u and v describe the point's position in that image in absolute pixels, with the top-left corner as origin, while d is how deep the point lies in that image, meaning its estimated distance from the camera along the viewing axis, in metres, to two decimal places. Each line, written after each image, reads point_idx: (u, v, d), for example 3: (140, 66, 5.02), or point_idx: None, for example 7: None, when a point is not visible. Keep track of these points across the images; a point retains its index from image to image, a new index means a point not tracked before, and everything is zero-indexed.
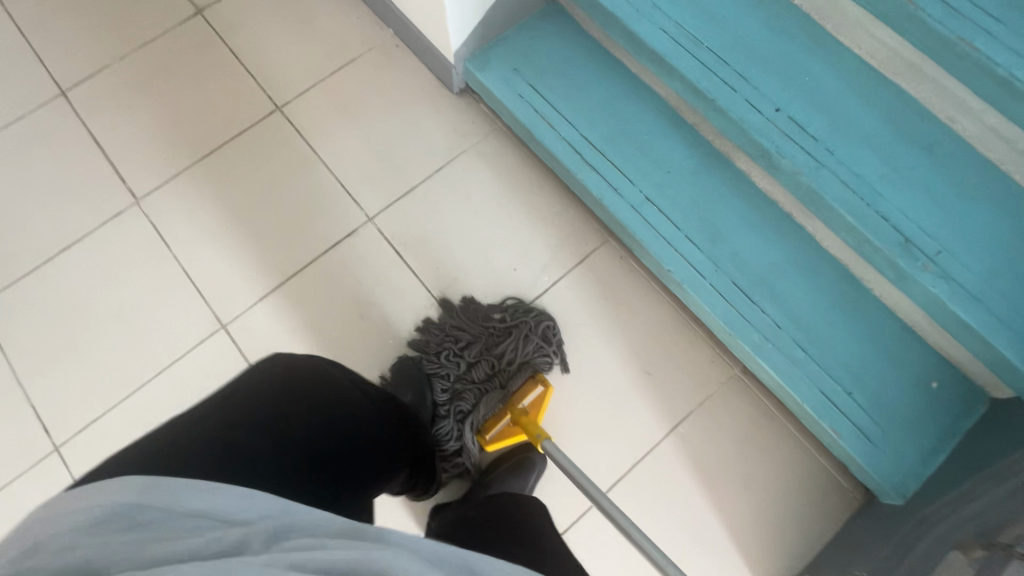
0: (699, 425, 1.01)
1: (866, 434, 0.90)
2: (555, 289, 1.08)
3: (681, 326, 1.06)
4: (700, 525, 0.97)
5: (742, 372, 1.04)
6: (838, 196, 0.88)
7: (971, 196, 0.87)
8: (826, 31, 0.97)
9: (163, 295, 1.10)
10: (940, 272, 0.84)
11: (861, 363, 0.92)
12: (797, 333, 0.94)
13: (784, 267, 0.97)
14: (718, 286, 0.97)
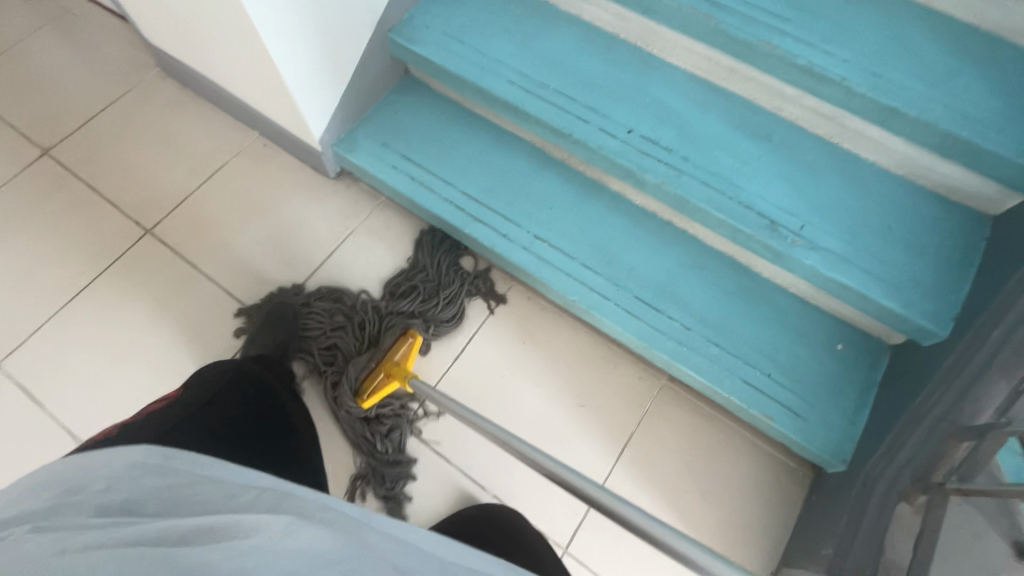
0: (645, 445, 1.00)
1: (795, 411, 0.92)
2: (473, 345, 1.07)
3: (603, 350, 1.07)
4: None
5: (669, 381, 1.05)
6: (702, 196, 0.94)
7: (814, 171, 0.95)
8: (653, 54, 1.07)
9: (43, 459, 0.97)
10: (807, 243, 0.90)
11: (770, 343, 0.95)
12: (706, 330, 0.96)
13: (678, 273, 1.01)
14: (622, 303, 0.99)
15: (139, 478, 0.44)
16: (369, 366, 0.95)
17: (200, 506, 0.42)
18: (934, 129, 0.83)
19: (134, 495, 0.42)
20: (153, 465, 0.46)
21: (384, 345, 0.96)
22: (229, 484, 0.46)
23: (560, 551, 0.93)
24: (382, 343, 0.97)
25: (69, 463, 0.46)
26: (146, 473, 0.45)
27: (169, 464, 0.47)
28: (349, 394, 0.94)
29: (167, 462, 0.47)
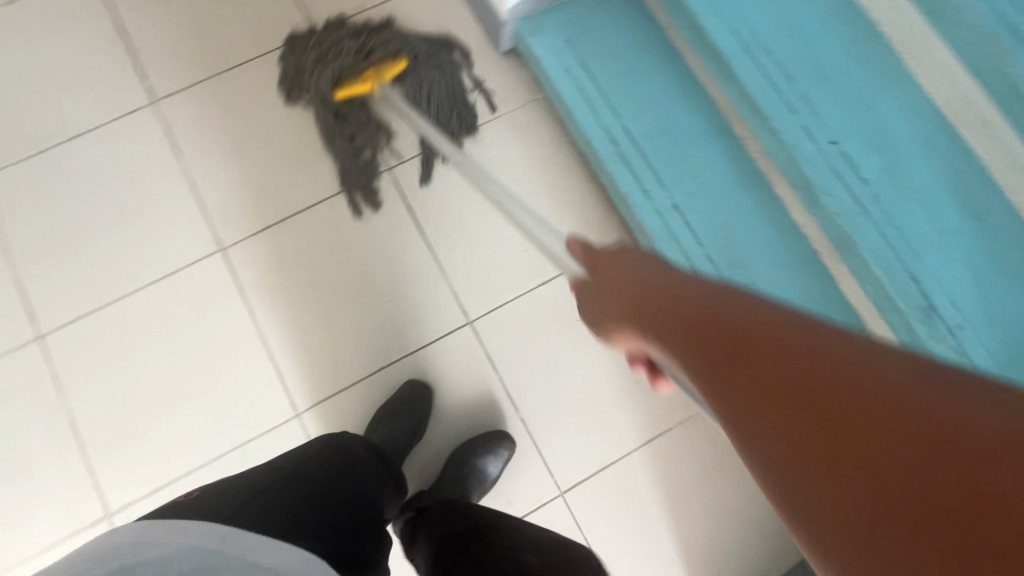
0: (676, 444, 1.01)
1: None
2: (563, 278, 1.05)
3: None
4: (655, 540, 0.98)
5: None
6: (870, 247, 0.84)
7: (1013, 276, 0.82)
8: (905, 64, 0.90)
9: (167, 208, 1.05)
10: (956, 346, 0.80)
11: None
12: None
13: (801, 308, 0.93)
14: None
15: (207, 557, 0.50)
16: (354, 71, 1.01)
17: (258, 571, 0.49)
18: None
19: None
20: (209, 549, 0.50)
21: (375, 59, 1.02)
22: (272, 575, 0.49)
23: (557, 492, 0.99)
24: (372, 56, 1.02)
25: (128, 537, 0.51)
26: (201, 556, 0.50)
27: (233, 549, 0.51)
28: (329, 76, 1.01)
29: (229, 546, 0.51)
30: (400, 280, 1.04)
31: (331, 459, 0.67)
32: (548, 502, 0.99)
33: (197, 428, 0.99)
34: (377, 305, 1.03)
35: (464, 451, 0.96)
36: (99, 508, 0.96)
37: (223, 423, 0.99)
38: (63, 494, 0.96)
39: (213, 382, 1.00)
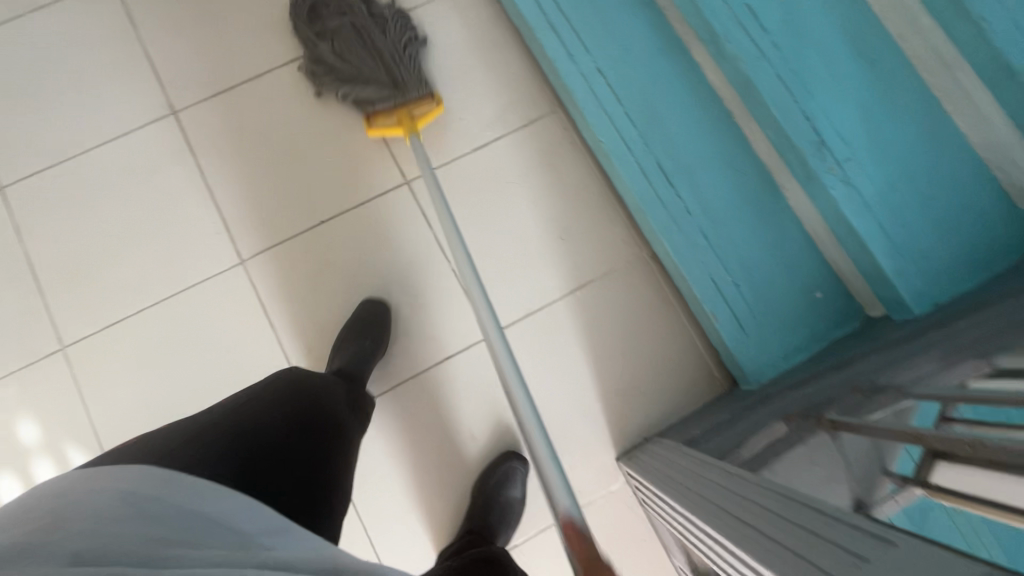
0: (603, 294, 1.07)
1: (741, 322, 0.99)
2: (496, 145, 1.12)
3: (607, 202, 1.10)
4: (584, 393, 1.04)
5: (649, 257, 1.08)
6: (770, 89, 0.90)
7: (896, 112, 0.89)
8: None
9: (120, 74, 1.12)
10: (843, 175, 0.89)
11: (755, 258, 1.00)
12: (703, 221, 1.01)
13: (708, 162, 1.02)
14: (643, 164, 1.03)
15: (122, 509, 0.46)
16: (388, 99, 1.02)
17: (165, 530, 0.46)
18: None
19: (86, 546, 0.41)
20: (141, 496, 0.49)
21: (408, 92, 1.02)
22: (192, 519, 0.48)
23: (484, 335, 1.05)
24: (408, 90, 1.02)
25: (66, 483, 0.50)
26: (132, 503, 0.47)
27: (153, 498, 0.49)
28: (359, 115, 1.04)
29: (159, 492, 0.50)
30: (340, 146, 1.10)
31: (281, 409, 0.68)
32: (474, 345, 1.05)
33: (148, 270, 1.05)
34: (322, 161, 1.10)
35: (400, 300, 1.06)
36: (54, 341, 1.02)
37: (173, 267, 1.05)
38: (20, 324, 1.03)
39: (164, 221, 1.06)
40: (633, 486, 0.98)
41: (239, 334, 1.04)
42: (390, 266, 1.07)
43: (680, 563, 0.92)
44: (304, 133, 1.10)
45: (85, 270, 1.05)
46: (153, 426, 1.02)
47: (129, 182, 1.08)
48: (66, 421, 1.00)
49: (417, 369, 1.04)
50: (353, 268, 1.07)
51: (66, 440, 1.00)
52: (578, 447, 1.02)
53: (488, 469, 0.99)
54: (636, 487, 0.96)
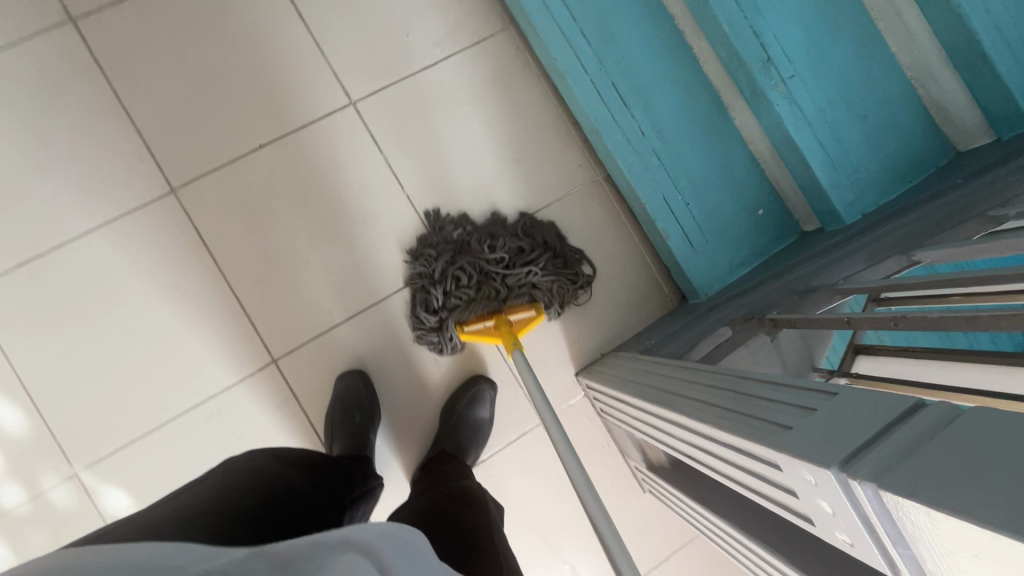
0: (561, 220, 1.08)
1: (690, 239, 1.03)
2: (446, 65, 1.06)
3: (562, 126, 1.09)
4: (543, 314, 1.07)
5: (604, 180, 1.10)
6: (721, 3, 0.91)
7: (836, 29, 0.92)
8: None
9: None
10: (787, 92, 0.92)
11: (704, 178, 1.04)
12: (656, 141, 1.03)
13: (661, 82, 1.02)
14: (597, 83, 1.01)
15: None
16: (483, 314, 0.96)
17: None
18: (963, 28, 0.81)
19: None
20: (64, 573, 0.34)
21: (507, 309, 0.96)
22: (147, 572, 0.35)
23: None
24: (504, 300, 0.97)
25: None
26: None
27: (92, 550, 0.36)
28: (451, 321, 0.96)
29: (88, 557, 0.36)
30: (275, 62, 1.01)
31: (236, 484, 0.60)
32: None
33: (63, 203, 0.94)
34: (255, 80, 1.00)
35: (355, 229, 1.02)
36: None
37: (93, 199, 0.95)
38: None
39: (76, 147, 0.95)
40: (592, 399, 1.04)
41: (178, 271, 0.97)
42: (340, 193, 1.02)
43: (635, 463, 1.01)
44: (232, 48, 1.00)
45: None
46: (86, 372, 0.93)
47: (25, 102, 0.94)
48: None
49: (375, 299, 1.01)
50: (300, 198, 1.01)
51: None
52: (540, 368, 1.05)
53: (457, 392, 1.00)
54: (594, 398, 1.02)
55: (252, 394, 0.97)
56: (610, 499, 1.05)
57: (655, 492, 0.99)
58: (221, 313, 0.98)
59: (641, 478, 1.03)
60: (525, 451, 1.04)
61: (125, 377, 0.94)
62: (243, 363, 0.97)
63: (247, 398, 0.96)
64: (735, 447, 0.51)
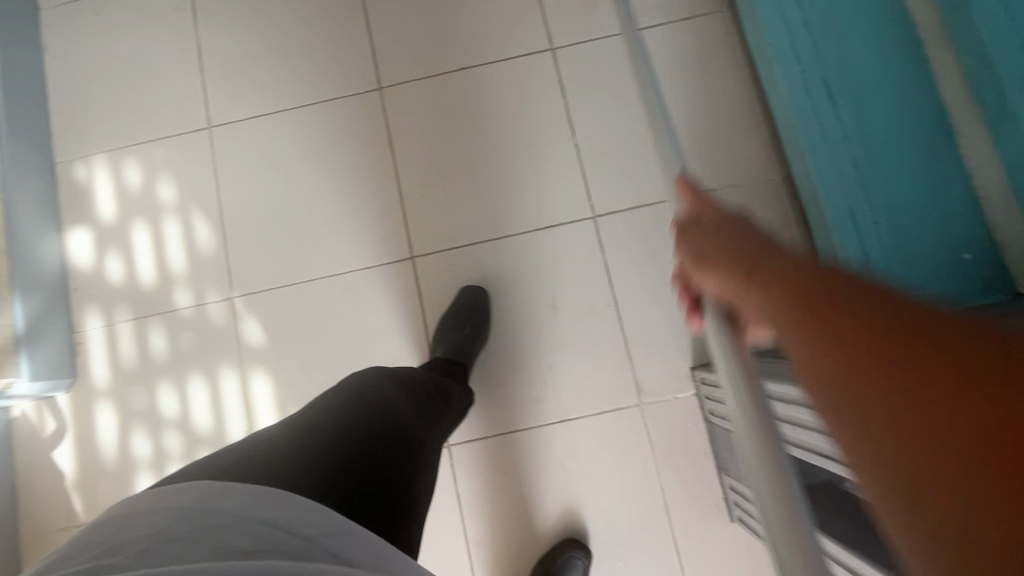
0: (721, 208, 1.03)
1: (870, 261, 0.90)
2: (650, 33, 1.08)
3: (749, 115, 1.05)
4: (676, 297, 1.00)
5: (782, 179, 1.04)
6: None
7: None
8: None
9: None
10: None
11: (906, 199, 0.89)
12: (857, 148, 0.92)
13: (881, 87, 0.91)
14: (807, 75, 0.95)
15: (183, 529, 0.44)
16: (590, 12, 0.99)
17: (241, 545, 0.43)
18: None
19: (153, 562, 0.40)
20: (206, 508, 0.47)
21: None
22: (262, 527, 0.46)
23: (591, 214, 1.03)
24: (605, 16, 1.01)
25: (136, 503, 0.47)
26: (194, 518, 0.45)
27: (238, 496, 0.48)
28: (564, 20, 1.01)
29: (217, 501, 0.47)
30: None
31: (353, 415, 0.65)
32: (579, 221, 1.03)
33: (295, 79, 1.11)
34: (475, 12, 1.10)
35: (516, 162, 1.05)
36: (204, 120, 1.10)
37: (317, 80, 1.10)
38: (178, 99, 1.12)
39: (319, 36, 1.11)
40: (702, 396, 0.95)
41: (360, 156, 1.08)
42: (515, 127, 1.06)
43: (731, 480, 0.90)
44: None
45: (242, 65, 1.12)
46: (263, 218, 1.07)
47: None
48: (197, 194, 1.08)
49: (516, 230, 1.03)
50: (477, 121, 1.07)
51: (195, 209, 1.07)
52: (655, 347, 0.99)
53: (551, 553, 0.93)
54: (705, 398, 0.94)
55: (384, 279, 1.04)
56: (689, 513, 0.95)
57: (745, 518, 0.88)
58: (380, 201, 1.06)
59: (733, 500, 0.91)
60: (613, 426, 0.98)
61: (291, 231, 1.06)
62: (384, 251, 1.05)
63: (379, 281, 1.04)
64: None
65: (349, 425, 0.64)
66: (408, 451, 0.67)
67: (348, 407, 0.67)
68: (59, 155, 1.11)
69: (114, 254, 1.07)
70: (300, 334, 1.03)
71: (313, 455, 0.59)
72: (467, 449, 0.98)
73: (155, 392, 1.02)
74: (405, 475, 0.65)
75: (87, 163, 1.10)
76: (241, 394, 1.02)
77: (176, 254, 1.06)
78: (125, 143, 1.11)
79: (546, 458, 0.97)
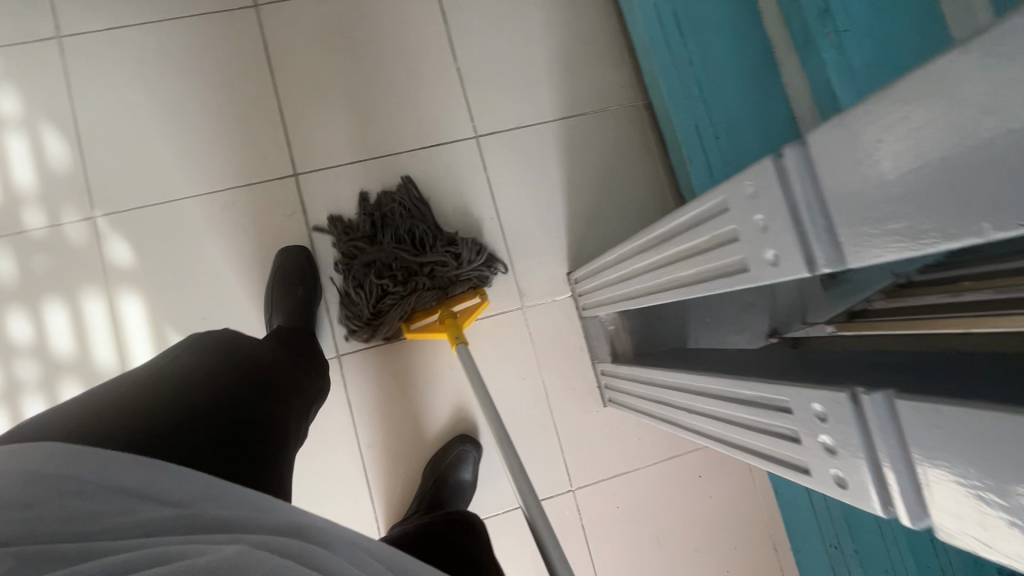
0: (592, 129, 1.12)
1: (712, 171, 1.05)
2: None
3: (616, 47, 1.15)
4: (552, 211, 1.09)
5: (645, 106, 1.15)
6: None
7: None
8: None
9: None
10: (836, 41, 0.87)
11: (740, 118, 1.04)
12: (701, 74, 1.04)
13: (718, 20, 1.04)
14: (659, 7, 1.05)
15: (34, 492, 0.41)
16: (429, 302, 0.95)
17: (95, 516, 0.40)
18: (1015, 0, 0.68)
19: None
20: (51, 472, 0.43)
21: (449, 290, 0.96)
22: (122, 492, 0.43)
23: (474, 135, 1.09)
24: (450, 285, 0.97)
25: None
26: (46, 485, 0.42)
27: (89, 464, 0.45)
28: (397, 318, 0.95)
29: (69, 467, 0.44)
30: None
31: (214, 368, 0.61)
32: (463, 141, 1.09)
33: None
34: None
35: (401, 84, 1.08)
36: (52, 29, 1.01)
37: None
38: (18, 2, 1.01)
39: None
40: (577, 296, 1.04)
41: (237, 74, 1.05)
42: (397, 50, 1.09)
43: (602, 367, 1.01)
44: None
45: None
46: (128, 135, 1.01)
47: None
48: (47, 106, 0.99)
49: (402, 149, 1.07)
50: (360, 43, 1.08)
51: (46, 124, 0.99)
52: (535, 257, 1.08)
53: (443, 450, 0.98)
54: (579, 296, 1.03)
55: (268, 198, 1.03)
56: (568, 402, 1.05)
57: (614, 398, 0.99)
58: (261, 119, 1.04)
59: (605, 386, 1.02)
60: (498, 329, 1.05)
61: (160, 150, 1.01)
62: (267, 169, 1.03)
63: (259, 198, 1.02)
64: (692, 214, 0.53)
65: (207, 379, 0.60)
66: (279, 403, 0.64)
67: (207, 360, 0.62)
68: None
69: None
70: (174, 254, 0.99)
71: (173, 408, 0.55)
72: (358, 359, 1.01)
73: (3, 318, 0.94)
74: (273, 422, 0.62)
75: None
76: (111, 318, 0.97)
77: (24, 171, 0.97)
78: None
79: (435, 361, 1.02)
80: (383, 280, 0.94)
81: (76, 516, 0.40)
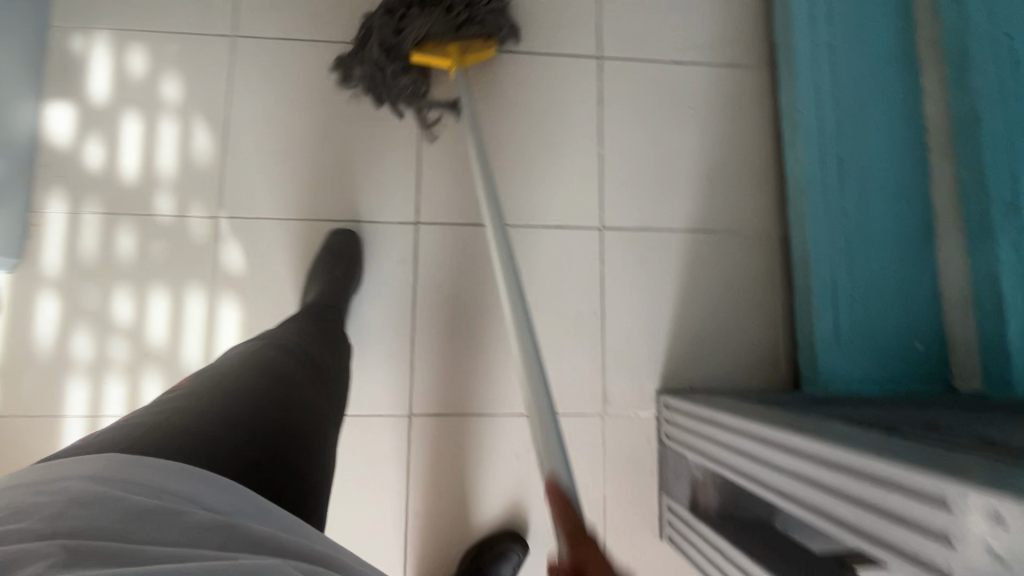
0: (719, 250, 1.08)
1: (839, 332, 0.98)
2: (693, 69, 1.12)
3: (763, 170, 1.11)
4: (658, 322, 1.05)
5: (779, 237, 1.10)
6: (995, 125, 0.81)
7: None
8: None
9: None
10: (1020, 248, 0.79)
11: (884, 285, 0.97)
12: (852, 228, 0.98)
13: (886, 178, 0.97)
14: (824, 150, 1.00)
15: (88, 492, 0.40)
16: (440, 34, 0.95)
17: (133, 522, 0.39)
18: None
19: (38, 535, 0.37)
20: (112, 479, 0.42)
21: (460, 34, 0.96)
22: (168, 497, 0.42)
23: (599, 226, 1.06)
24: (460, 29, 0.96)
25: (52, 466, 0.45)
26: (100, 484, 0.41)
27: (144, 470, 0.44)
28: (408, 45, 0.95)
29: (126, 473, 0.43)
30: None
31: (250, 376, 0.61)
32: (586, 230, 1.06)
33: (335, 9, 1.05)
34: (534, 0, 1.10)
35: (540, 157, 1.07)
36: (227, 27, 1.04)
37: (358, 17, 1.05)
38: None
39: None
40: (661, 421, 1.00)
41: (385, 110, 1.05)
42: (545, 126, 1.07)
43: (670, 502, 0.96)
44: None
45: None
46: (270, 146, 1.02)
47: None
48: (205, 100, 1.01)
49: (525, 224, 1.05)
50: (511, 108, 1.07)
51: (198, 117, 1.01)
52: (629, 365, 1.03)
53: (488, 543, 0.94)
54: (664, 420, 0.99)
55: (384, 238, 1.02)
56: (625, 524, 0.99)
57: (677, 541, 0.93)
58: (397, 159, 1.04)
59: (668, 522, 0.97)
60: (574, 430, 1.01)
61: (294, 166, 1.02)
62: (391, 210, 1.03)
63: (376, 236, 1.02)
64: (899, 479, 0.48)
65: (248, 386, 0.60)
66: (313, 411, 0.65)
67: (245, 371, 0.62)
68: (57, 20, 1.01)
69: (96, 139, 0.99)
70: (281, 271, 0.99)
71: (232, 418, 0.55)
72: (428, 424, 0.99)
73: (109, 294, 0.95)
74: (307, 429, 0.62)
75: (87, 36, 1.01)
76: (204, 319, 0.96)
77: (166, 157, 0.99)
78: (134, 26, 1.02)
79: (503, 446, 0.99)
80: (384, 45, 0.96)
81: (127, 519, 0.39)
